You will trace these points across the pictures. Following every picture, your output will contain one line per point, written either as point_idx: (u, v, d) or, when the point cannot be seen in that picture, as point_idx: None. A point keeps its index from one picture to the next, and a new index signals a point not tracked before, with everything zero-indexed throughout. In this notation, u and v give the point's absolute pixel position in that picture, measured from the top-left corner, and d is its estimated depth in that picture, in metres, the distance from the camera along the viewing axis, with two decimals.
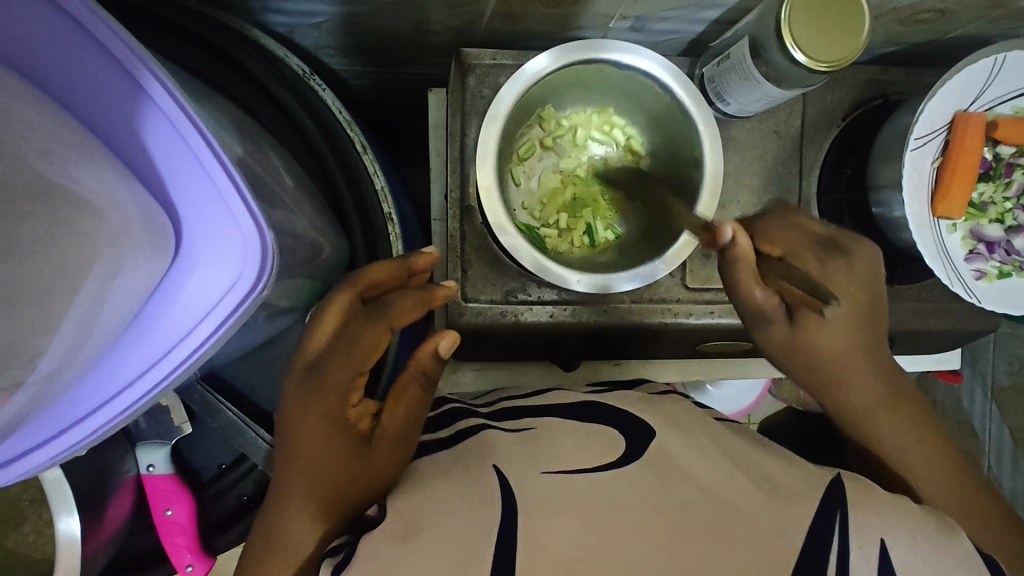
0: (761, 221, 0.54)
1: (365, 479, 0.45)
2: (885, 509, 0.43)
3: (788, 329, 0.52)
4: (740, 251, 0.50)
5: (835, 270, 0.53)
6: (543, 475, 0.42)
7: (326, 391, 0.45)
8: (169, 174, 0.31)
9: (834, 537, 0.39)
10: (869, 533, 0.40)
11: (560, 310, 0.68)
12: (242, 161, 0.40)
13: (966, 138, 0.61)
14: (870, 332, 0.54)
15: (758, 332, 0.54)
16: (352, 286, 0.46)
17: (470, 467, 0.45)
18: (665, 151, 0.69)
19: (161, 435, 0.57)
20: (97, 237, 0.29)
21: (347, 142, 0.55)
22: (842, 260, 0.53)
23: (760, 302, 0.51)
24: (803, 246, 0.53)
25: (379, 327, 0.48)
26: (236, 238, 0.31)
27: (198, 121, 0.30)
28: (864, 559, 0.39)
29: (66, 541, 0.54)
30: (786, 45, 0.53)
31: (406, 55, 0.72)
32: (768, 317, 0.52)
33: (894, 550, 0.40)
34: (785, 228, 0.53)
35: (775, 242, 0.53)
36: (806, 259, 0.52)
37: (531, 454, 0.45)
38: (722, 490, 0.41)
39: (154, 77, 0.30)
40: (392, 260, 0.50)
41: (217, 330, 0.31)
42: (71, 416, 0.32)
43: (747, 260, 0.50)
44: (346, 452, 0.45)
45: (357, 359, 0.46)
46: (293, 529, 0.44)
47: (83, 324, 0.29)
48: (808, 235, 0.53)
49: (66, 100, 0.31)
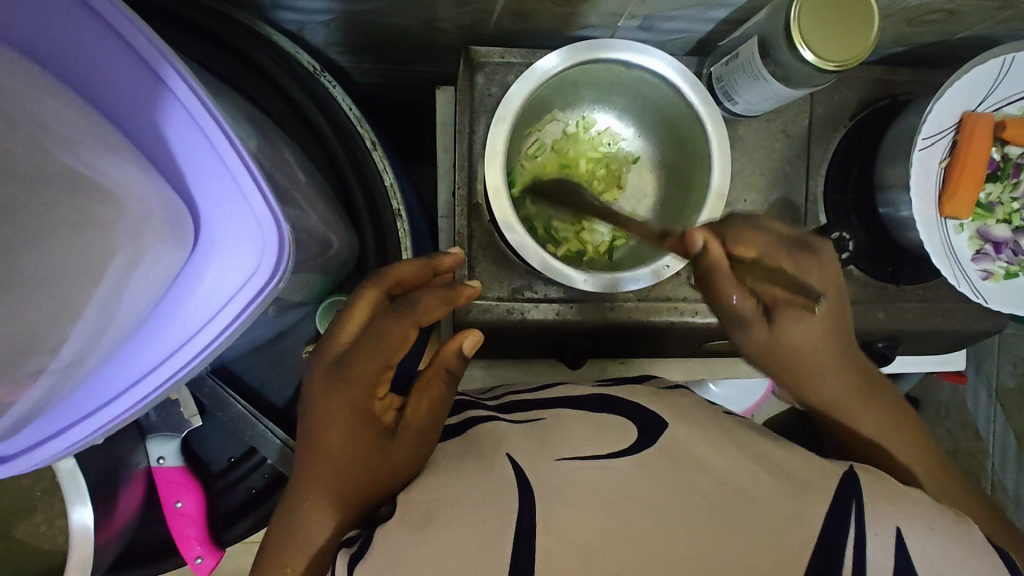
0: (730, 225, 0.52)
1: (384, 472, 0.45)
2: (900, 500, 0.43)
3: (765, 327, 0.53)
4: (712, 258, 0.50)
5: (807, 267, 0.53)
6: (557, 462, 0.42)
7: (353, 383, 0.45)
8: (187, 166, 0.32)
9: (848, 529, 0.39)
10: (884, 520, 0.40)
11: (566, 308, 0.69)
12: (257, 156, 0.41)
13: (974, 138, 0.61)
14: (836, 329, 0.54)
15: (736, 333, 0.55)
16: (380, 281, 0.49)
17: (480, 456, 0.45)
18: (675, 150, 0.69)
19: (171, 428, 0.57)
20: (116, 226, 0.29)
21: (357, 138, 0.56)
22: (811, 257, 0.53)
23: (737, 306, 0.52)
24: (773, 245, 0.52)
25: (406, 323, 0.46)
26: (254, 230, 0.31)
27: (217, 115, 0.31)
28: (879, 549, 0.39)
29: (78, 531, 0.54)
30: (795, 45, 0.54)
31: (414, 52, 0.72)
32: (746, 320, 0.53)
33: (909, 538, 0.40)
34: (753, 228, 0.52)
35: (747, 244, 0.51)
36: (779, 258, 0.52)
37: (539, 443, 0.45)
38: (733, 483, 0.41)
39: (174, 72, 0.31)
40: (417, 260, 0.52)
41: (234, 322, 0.31)
42: (90, 405, 0.32)
43: (722, 267, 0.50)
44: (368, 443, 0.45)
45: (384, 354, 0.45)
46: (312, 518, 0.44)
47: (104, 313, 0.29)
48: (774, 235, 0.53)
49: (85, 92, 0.31)
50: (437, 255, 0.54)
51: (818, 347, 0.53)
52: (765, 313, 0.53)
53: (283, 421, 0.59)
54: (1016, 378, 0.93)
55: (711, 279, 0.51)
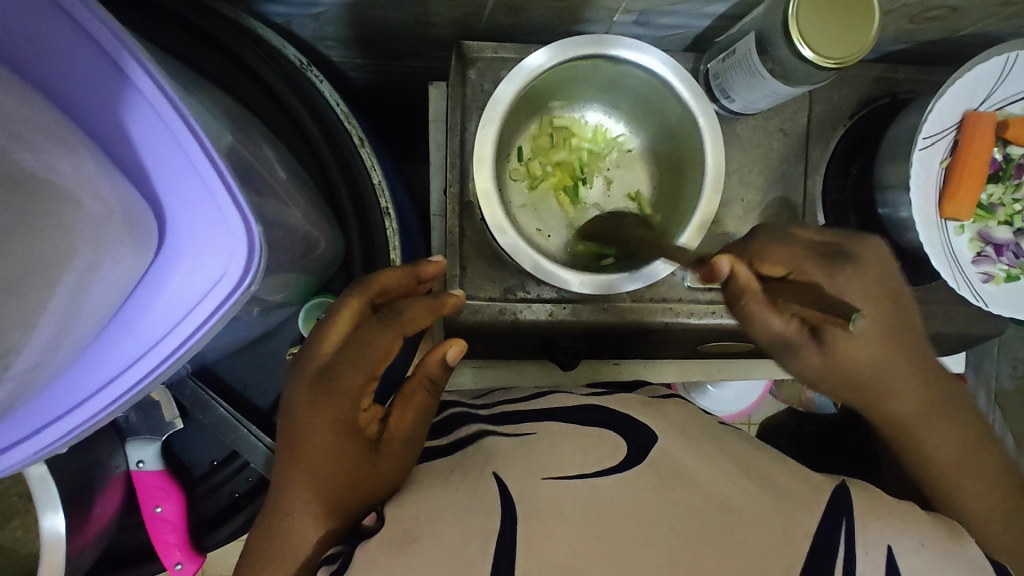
0: (755, 241, 0.51)
1: (369, 483, 0.45)
2: (892, 514, 0.42)
3: (818, 351, 0.49)
4: (740, 282, 0.46)
5: (847, 280, 0.50)
6: (544, 481, 0.41)
7: (336, 396, 0.44)
8: (152, 165, 0.31)
9: (838, 540, 0.39)
10: (876, 539, 0.39)
11: (559, 309, 0.67)
12: (233, 149, 0.40)
13: (975, 137, 0.60)
14: (897, 334, 0.51)
15: (786, 360, 0.51)
16: (362, 290, 0.47)
17: (467, 475, 0.44)
18: (666, 148, 0.68)
19: (151, 431, 0.57)
20: (74, 227, 0.27)
21: (343, 133, 0.54)
22: (850, 267, 0.50)
23: (781, 333, 0.48)
24: (803, 258, 0.50)
25: (391, 334, 0.45)
26: (221, 231, 0.30)
27: (184, 111, 0.30)
28: (870, 564, 0.38)
29: (50, 538, 0.53)
30: (793, 41, 0.52)
31: (406, 46, 0.70)
32: (793, 344, 0.49)
33: (899, 554, 0.39)
34: (779, 241, 0.50)
35: (772, 260, 0.49)
36: (808, 270, 0.49)
37: (527, 461, 0.44)
38: (726, 492, 0.40)
39: (137, 63, 0.30)
40: (402, 268, 0.50)
41: (199, 328, 0.30)
42: (55, 411, 0.31)
43: (753, 291, 0.46)
44: (353, 455, 0.44)
45: (366, 366, 0.44)
46: (292, 532, 0.43)
47: (64, 318, 0.28)
48: (806, 244, 0.51)
49: (47, 87, 0.30)
50: (419, 262, 0.52)
51: (883, 358, 0.50)
52: (814, 336, 0.49)
53: (267, 424, 0.58)
54: (1016, 380, 0.93)
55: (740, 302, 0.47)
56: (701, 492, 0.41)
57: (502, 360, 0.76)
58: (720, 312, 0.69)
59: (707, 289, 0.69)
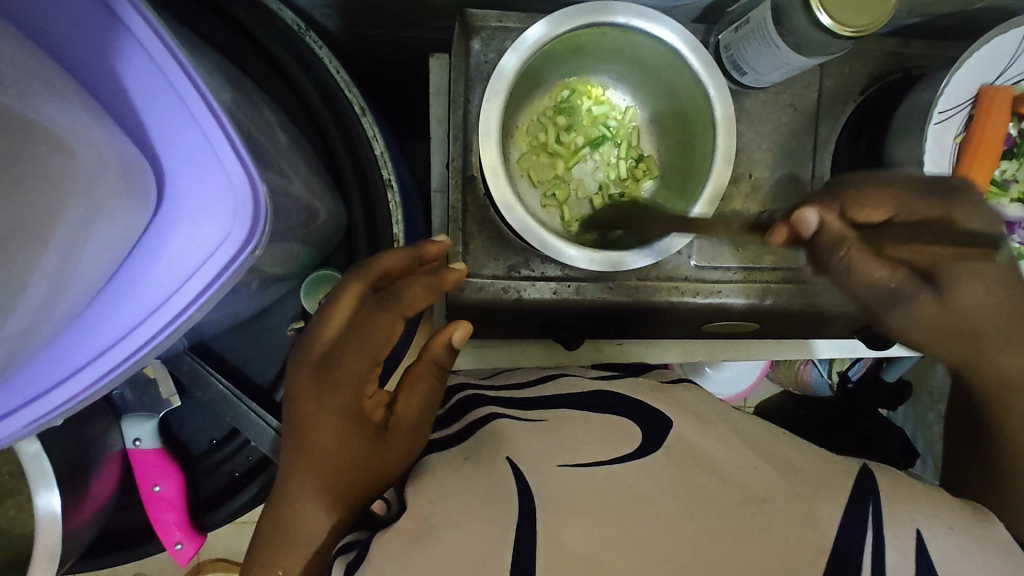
0: (859, 188, 0.52)
1: (381, 471, 0.45)
2: (922, 501, 0.41)
3: (936, 301, 0.52)
4: (830, 233, 0.50)
5: (923, 214, 0.51)
6: (562, 467, 0.40)
7: (340, 385, 0.43)
8: (152, 117, 0.29)
9: (866, 529, 0.38)
10: (903, 524, 0.38)
11: (564, 287, 0.66)
12: (233, 113, 0.38)
13: (991, 111, 0.59)
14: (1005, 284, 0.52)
15: (893, 310, 0.54)
16: (362, 275, 0.45)
17: (481, 461, 0.43)
18: (672, 119, 0.66)
19: (148, 407, 0.56)
20: (65, 177, 0.26)
21: (344, 100, 0.52)
22: (959, 202, 0.51)
23: (891, 282, 0.51)
24: (910, 204, 0.52)
25: (390, 317, 0.45)
26: (224, 190, 0.28)
27: (186, 63, 0.28)
28: (900, 553, 0.37)
29: (45, 518, 0.51)
30: (812, 8, 0.51)
31: (407, 16, 0.68)
32: (907, 293, 0.52)
33: (931, 541, 0.38)
34: (884, 186, 0.52)
35: (873, 207, 0.52)
36: (920, 212, 0.52)
37: (544, 448, 0.43)
38: (750, 479, 0.40)
39: (132, 7, 0.28)
40: (404, 249, 0.47)
41: (200, 295, 0.28)
42: (46, 381, 0.30)
43: (849, 240, 0.49)
44: (360, 444, 0.43)
45: (368, 351, 0.44)
46: (299, 524, 0.42)
47: (56, 278, 0.26)
48: (907, 186, 0.52)
49: (46, 41, 0.29)
50: (423, 243, 0.49)
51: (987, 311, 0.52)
52: (933, 287, 0.52)
53: (267, 402, 0.56)
54: None
55: (827, 254, 0.50)
56: (717, 478, 0.40)
57: (502, 339, 0.75)
58: (728, 292, 0.69)
59: (715, 267, 0.69)
